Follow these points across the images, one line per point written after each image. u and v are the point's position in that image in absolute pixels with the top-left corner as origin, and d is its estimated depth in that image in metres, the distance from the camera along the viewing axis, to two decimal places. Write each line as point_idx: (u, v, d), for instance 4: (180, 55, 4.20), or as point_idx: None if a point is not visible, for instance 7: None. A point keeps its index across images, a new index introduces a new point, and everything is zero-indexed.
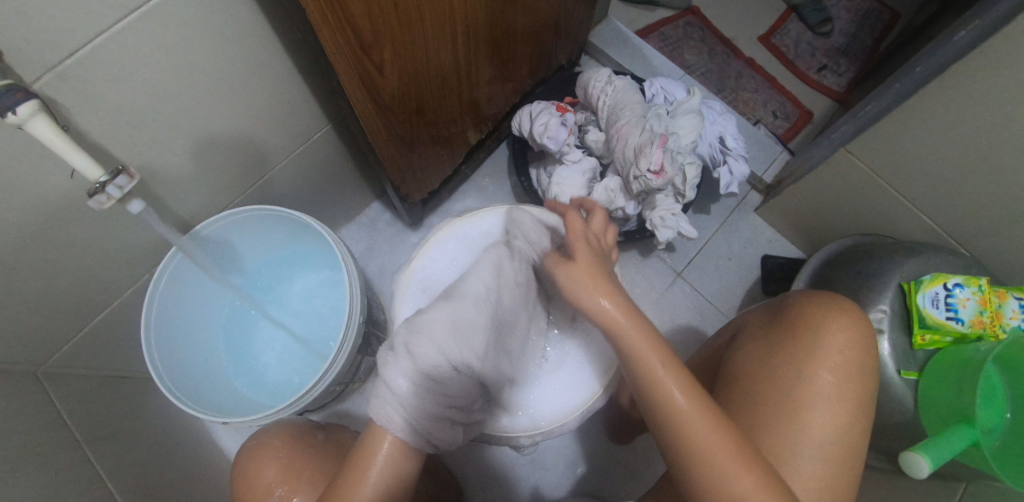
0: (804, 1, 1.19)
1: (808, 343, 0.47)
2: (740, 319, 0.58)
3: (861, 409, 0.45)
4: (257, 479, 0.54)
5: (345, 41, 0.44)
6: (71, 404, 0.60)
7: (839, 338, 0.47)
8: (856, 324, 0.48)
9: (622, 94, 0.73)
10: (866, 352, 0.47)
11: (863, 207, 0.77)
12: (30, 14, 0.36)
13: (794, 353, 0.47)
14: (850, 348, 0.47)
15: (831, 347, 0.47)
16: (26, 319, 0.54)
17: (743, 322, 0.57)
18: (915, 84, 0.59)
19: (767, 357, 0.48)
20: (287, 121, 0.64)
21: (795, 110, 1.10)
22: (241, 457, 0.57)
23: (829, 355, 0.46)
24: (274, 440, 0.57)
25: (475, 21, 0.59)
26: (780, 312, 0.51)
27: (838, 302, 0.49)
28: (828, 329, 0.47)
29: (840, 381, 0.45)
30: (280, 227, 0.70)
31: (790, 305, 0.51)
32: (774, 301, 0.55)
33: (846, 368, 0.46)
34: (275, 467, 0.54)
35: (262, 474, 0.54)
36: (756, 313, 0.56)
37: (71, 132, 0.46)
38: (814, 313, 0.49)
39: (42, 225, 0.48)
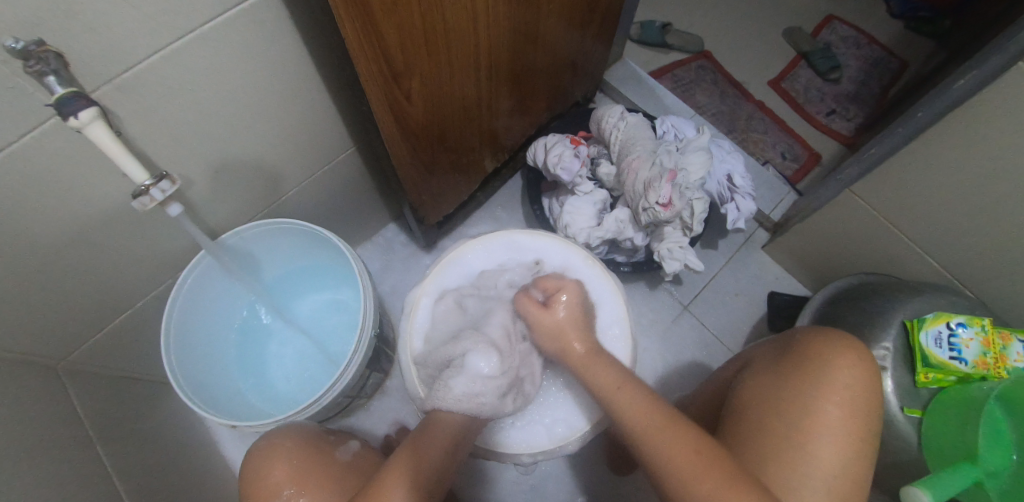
0: (813, 49, 1.23)
1: (816, 375, 0.48)
2: (748, 353, 0.59)
3: (867, 438, 0.45)
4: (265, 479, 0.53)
5: (378, 68, 0.48)
6: (87, 401, 0.62)
7: (846, 373, 0.47)
8: (864, 360, 0.49)
9: (633, 131, 0.76)
10: (874, 389, 0.47)
11: (869, 247, 0.78)
12: (101, 32, 0.40)
13: (803, 384, 0.48)
14: (858, 383, 0.47)
15: (839, 381, 0.47)
16: (56, 313, 0.57)
17: (750, 356, 0.57)
18: (917, 129, 0.61)
19: (780, 388, 0.49)
20: (316, 141, 0.68)
21: (804, 152, 1.12)
22: (250, 460, 0.56)
23: (838, 387, 0.47)
24: (289, 446, 0.56)
25: (497, 57, 0.64)
26: (790, 347, 0.53)
27: (843, 338, 0.51)
28: (836, 363, 0.48)
29: (848, 415, 0.46)
30: (301, 241, 0.73)
31: (798, 342, 0.52)
32: (780, 339, 0.56)
33: (856, 402, 0.46)
34: (289, 472, 0.54)
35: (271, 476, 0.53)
36: (764, 348, 0.56)
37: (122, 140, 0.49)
38: (823, 347, 0.50)
39: (83, 223, 0.51)
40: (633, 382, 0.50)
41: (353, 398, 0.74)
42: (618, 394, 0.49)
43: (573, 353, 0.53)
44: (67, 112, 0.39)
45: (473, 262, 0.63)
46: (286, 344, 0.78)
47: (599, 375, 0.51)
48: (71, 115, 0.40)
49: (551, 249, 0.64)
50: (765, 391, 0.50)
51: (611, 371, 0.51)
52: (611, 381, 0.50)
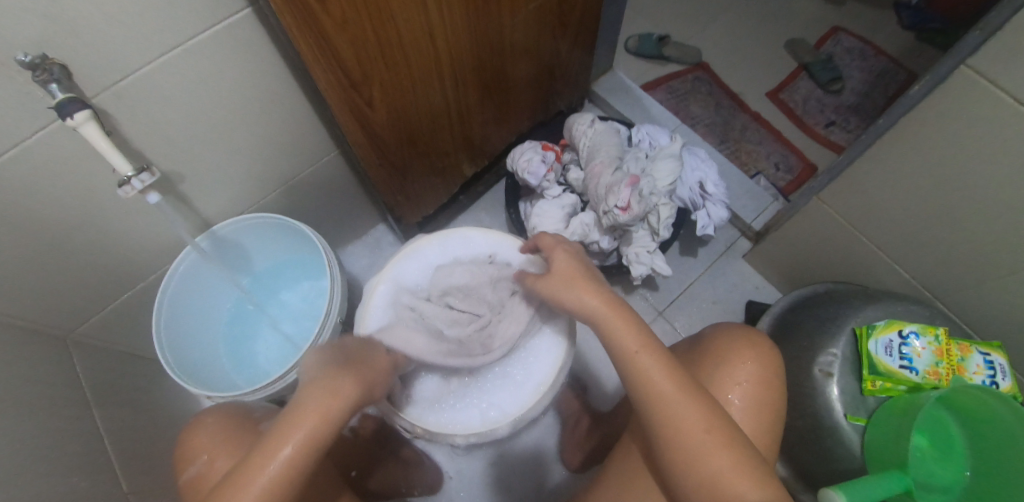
0: (815, 61, 1.22)
1: (713, 372, 0.53)
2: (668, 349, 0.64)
3: (755, 431, 0.51)
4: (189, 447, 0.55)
5: (335, 77, 0.54)
6: (89, 367, 0.71)
7: (746, 369, 0.52)
8: (764, 357, 0.53)
9: (600, 138, 0.79)
10: (767, 386, 0.52)
11: (842, 256, 0.77)
12: (100, 47, 0.47)
13: (697, 381, 0.53)
14: (752, 380, 0.52)
15: (734, 377, 0.52)
16: (64, 288, 0.65)
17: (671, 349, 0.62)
18: (877, 133, 0.62)
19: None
20: (302, 143, 0.74)
21: (798, 163, 1.11)
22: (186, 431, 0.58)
23: (731, 384, 0.52)
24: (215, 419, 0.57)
25: (462, 67, 0.68)
26: (700, 342, 0.57)
27: (745, 336, 0.54)
28: (734, 360, 0.53)
29: (744, 407, 0.51)
30: (286, 235, 0.79)
31: (705, 339, 0.56)
32: (693, 335, 0.60)
33: (748, 398, 0.51)
34: (208, 440, 0.55)
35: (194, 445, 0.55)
36: (682, 343, 0.61)
37: (118, 140, 0.57)
38: (725, 344, 0.54)
39: (83, 209, 0.59)
40: (641, 329, 0.49)
41: None
42: (613, 334, 0.49)
43: (596, 312, 0.50)
44: (65, 113, 0.46)
45: (426, 255, 0.67)
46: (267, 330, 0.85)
47: (620, 334, 0.49)
48: (66, 115, 0.46)
49: (500, 242, 0.67)
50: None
51: (594, 292, 0.51)
52: (613, 322, 0.49)
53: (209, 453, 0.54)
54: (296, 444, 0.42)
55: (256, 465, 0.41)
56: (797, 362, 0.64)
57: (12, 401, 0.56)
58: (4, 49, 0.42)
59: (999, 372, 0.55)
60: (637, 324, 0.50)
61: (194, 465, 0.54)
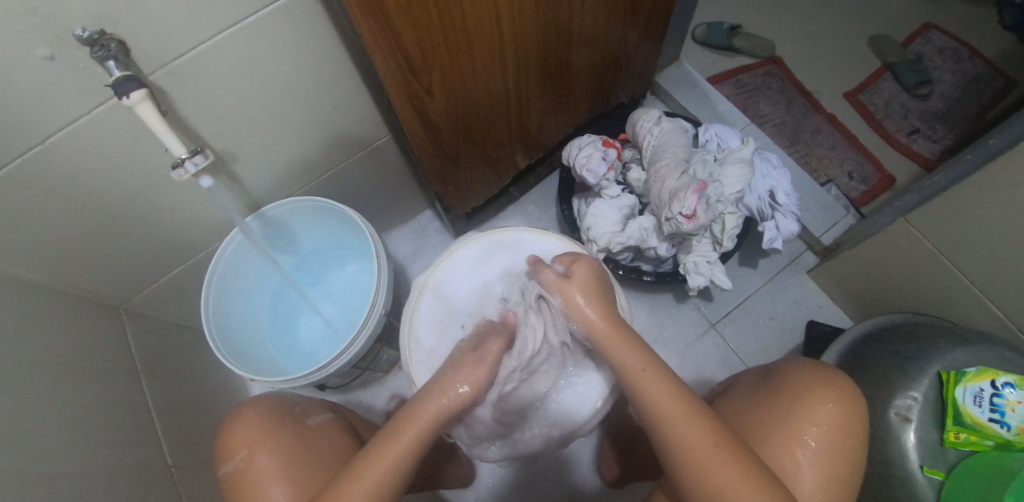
0: (902, 60, 1.11)
1: (785, 411, 0.49)
2: (736, 378, 0.59)
3: (829, 482, 0.46)
4: (228, 437, 0.56)
5: (395, 63, 0.51)
6: (139, 338, 0.72)
7: (824, 412, 0.48)
8: (846, 403, 0.48)
9: (667, 137, 0.74)
10: (848, 434, 0.47)
11: (925, 285, 0.70)
12: (155, 24, 0.46)
13: (768, 420, 0.49)
14: (831, 425, 0.47)
15: (810, 420, 0.48)
16: (118, 260, 0.66)
17: (737, 380, 0.58)
18: (987, 155, 0.55)
19: (745, 411, 0.51)
20: (355, 127, 0.72)
21: (874, 173, 1.02)
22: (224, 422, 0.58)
23: (807, 425, 0.47)
24: (257, 412, 0.57)
25: (525, 55, 0.64)
26: (773, 375, 0.53)
27: (825, 376, 0.50)
28: (811, 401, 0.48)
29: (820, 454, 0.47)
30: (333, 219, 0.78)
31: (779, 373, 0.52)
32: (764, 369, 0.56)
33: (826, 444, 0.47)
34: (246, 436, 0.55)
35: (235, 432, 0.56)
36: (752, 375, 0.57)
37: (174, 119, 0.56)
38: (801, 382, 0.50)
39: (138, 186, 0.59)
40: (646, 353, 0.52)
41: (364, 370, 0.78)
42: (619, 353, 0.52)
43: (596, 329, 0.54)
44: (121, 92, 0.45)
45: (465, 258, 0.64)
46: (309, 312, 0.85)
47: (626, 356, 0.52)
48: (123, 94, 0.45)
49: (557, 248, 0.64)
50: (733, 415, 0.52)
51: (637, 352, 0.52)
52: (616, 336, 0.53)
53: (248, 450, 0.54)
54: (379, 472, 0.47)
55: (352, 479, 0.46)
56: (870, 400, 0.60)
57: (62, 372, 0.57)
58: (63, 24, 0.41)
59: None
60: (643, 349, 0.53)
61: (230, 460, 0.54)
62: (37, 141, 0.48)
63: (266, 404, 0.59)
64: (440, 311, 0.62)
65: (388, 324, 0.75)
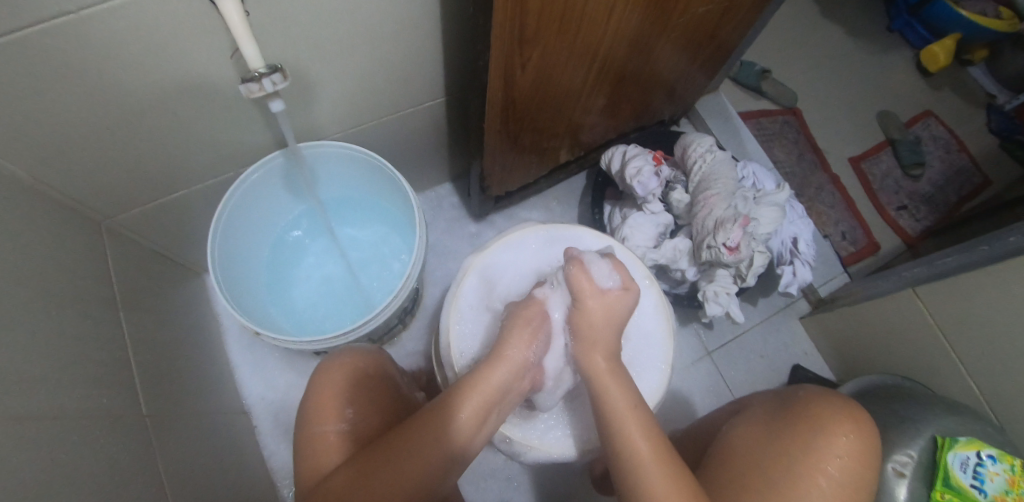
0: (904, 139, 1.20)
1: (809, 439, 0.51)
2: (747, 400, 0.62)
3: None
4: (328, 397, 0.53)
5: (509, 30, 0.47)
6: (119, 262, 0.65)
7: (843, 443, 0.51)
8: (864, 433, 0.52)
9: (718, 166, 0.75)
10: (866, 464, 0.50)
11: (911, 352, 0.76)
12: None
13: (791, 446, 0.52)
14: (853, 456, 0.50)
15: (832, 450, 0.50)
16: (118, 173, 0.58)
17: (750, 400, 0.62)
18: (1009, 250, 0.60)
19: (762, 443, 0.53)
20: (412, 86, 0.67)
21: (864, 238, 1.09)
22: (322, 367, 0.57)
23: (833, 455, 0.50)
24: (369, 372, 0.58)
25: (614, 51, 0.62)
26: (789, 404, 0.56)
27: (846, 407, 0.53)
28: (832, 431, 0.51)
29: (836, 484, 0.49)
30: (365, 174, 0.73)
31: (798, 401, 0.56)
32: (785, 392, 0.59)
33: (845, 474, 0.50)
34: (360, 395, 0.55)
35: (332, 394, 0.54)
36: (764, 400, 0.60)
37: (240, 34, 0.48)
38: (824, 413, 0.53)
39: (170, 95, 0.52)
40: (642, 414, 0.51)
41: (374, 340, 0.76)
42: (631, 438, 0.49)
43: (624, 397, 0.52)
44: None
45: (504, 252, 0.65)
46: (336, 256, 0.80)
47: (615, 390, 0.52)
48: None
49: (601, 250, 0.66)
50: (754, 443, 0.54)
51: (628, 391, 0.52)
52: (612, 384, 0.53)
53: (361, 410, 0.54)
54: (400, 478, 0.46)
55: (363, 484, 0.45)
56: None
57: (41, 288, 0.50)
58: None
59: None
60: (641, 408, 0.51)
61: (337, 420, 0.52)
62: (71, 9, 0.39)
63: (374, 361, 0.60)
64: (483, 297, 0.62)
65: (411, 297, 0.72)
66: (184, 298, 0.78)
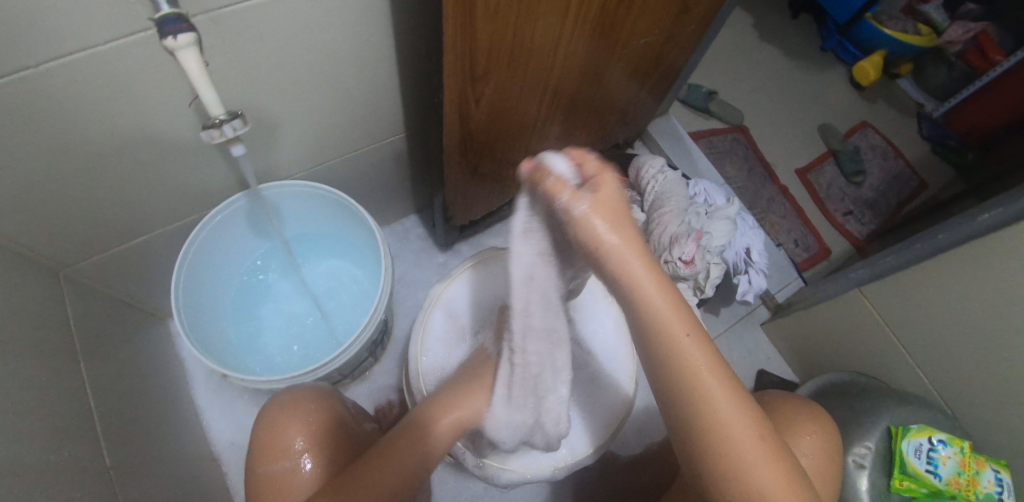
0: (844, 150, 1.28)
1: (778, 439, 0.53)
2: None
3: None
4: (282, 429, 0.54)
5: (460, 69, 0.50)
6: (79, 311, 0.64)
7: (806, 441, 0.53)
8: (825, 432, 0.54)
9: (670, 185, 0.79)
10: (828, 461, 0.53)
11: (863, 349, 0.80)
12: None
13: None
14: (815, 454, 0.53)
15: (799, 448, 0.53)
16: (77, 221, 0.58)
17: None
18: (936, 248, 0.65)
19: None
20: (373, 124, 0.69)
21: (815, 244, 1.15)
22: (266, 409, 0.57)
23: (796, 454, 0.52)
24: (312, 407, 0.56)
25: (564, 83, 0.67)
26: (759, 407, 0.58)
27: (808, 409, 0.56)
28: (799, 431, 0.53)
29: None
30: (330, 210, 0.75)
31: (767, 404, 0.57)
32: (754, 398, 0.61)
33: (810, 472, 0.52)
34: (305, 434, 0.54)
35: (287, 426, 0.55)
36: None
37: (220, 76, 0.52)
38: (788, 414, 0.55)
39: (130, 142, 0.53)
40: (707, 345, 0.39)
41: (345, 376, 0.76)
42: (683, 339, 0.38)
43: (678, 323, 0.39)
44: (168, 31, 0.39)
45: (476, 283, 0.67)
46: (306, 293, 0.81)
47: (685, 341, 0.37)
48: (168, 34, 0.39)
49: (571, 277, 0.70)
50: None
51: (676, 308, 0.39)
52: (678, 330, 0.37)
53: (309, 449, 0.54)
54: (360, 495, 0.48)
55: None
56: None
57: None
58: None
59: (1006, 488, 0.59)
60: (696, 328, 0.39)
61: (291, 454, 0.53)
62: (30, 64, 0.40)
63: (318, 394, 0.59)
64: (449, 329, 0.65)
65: (381, 330, 0.73)
66: (148, 346, 0.77)
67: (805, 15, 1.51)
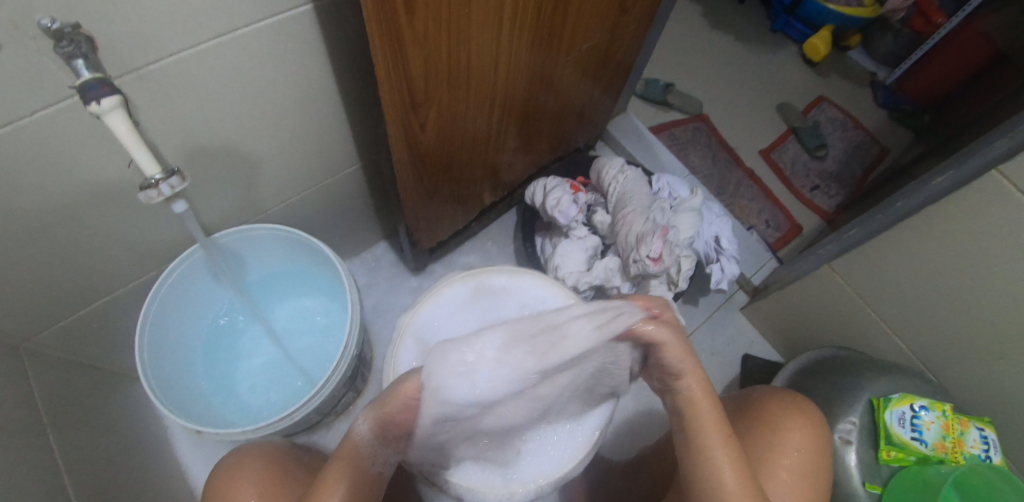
0: (804, 126, 1.30)
1: (767, 436, 0.54)
2: None
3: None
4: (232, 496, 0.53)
5: (400, 97, 0.50)
6: (44, 384, 0.62)
7: (795, 437, 0.53)
8: (812, 428, 0.54)
9: (632, 185, 0.79)
10: (818, 454, 0.53)
11: (841, 322, 0.81)
12: (134, 24, 0.39)
13: (751, 448, 0.54)
14: (806, 448, 0.53)
15: (788, 444, 0.53)
16: (31, 293, 0.57)
17: None
18: (896, 217, 0.65)
19: (728, 449, 0.55)
20: (326, 158, 0.68)
21: (786, 222, 1.17)
22: (212, 480, 0.57)
23: (787, 451, 0.53)
24: (257, 464, 0.55)
25: (511, 95, 0.67)
26: (747, 406, 0.58)
27: (794, 404, 0.56)
28: (786, 427, 0.54)
29: (794, 480, 0.51)
30: (292, 249, 0.74)
31: (754, 403, 0.58)
32: (737, 397, 0.62)
33: (801, 468, 0.52)
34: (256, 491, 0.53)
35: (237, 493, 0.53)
36: (722, 406, 0.62)
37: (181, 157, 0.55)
38: (775, 410, 0.56)
39: (75, 208, 0.52)
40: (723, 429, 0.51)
41: (325, 415, 0.75)
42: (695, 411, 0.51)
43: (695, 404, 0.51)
44: (91, 96, 0.38)
45: (447, 299, 0.67)
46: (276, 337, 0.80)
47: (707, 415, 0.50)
48: (92, 99, 0.38)
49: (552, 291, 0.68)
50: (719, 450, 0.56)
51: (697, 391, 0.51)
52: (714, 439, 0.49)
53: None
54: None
55: None
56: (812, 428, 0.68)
57: None
58: (26, 12, 0.34)
59: (991, 446, 0.60)
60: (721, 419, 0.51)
61: None
62: None
63: (264, 450, 0.58)
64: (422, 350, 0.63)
65: (355, 365, 0.72)
66: (123, 409, 0.75)
67: None
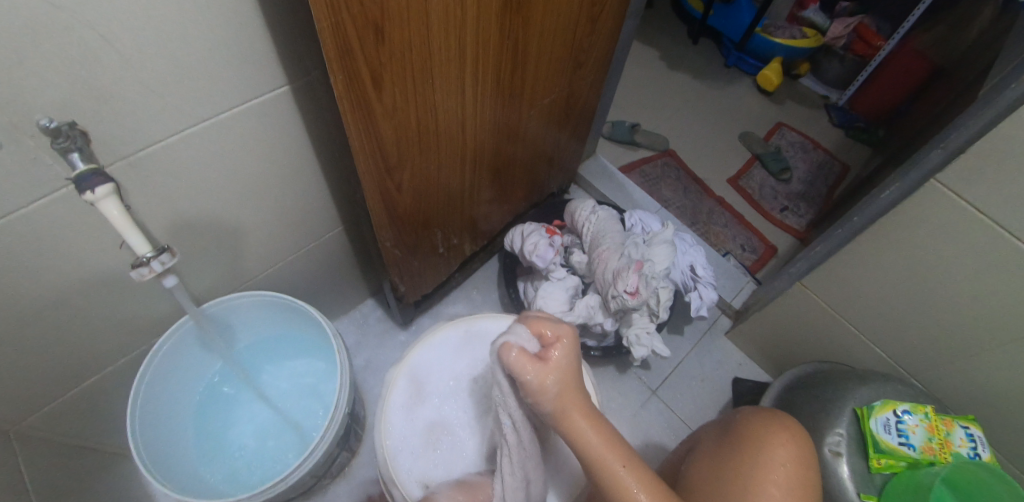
0: (766, 152, 1.37)
1: (755, 454, 0.55)
2: (694, 442, 0.65)
3: None
4: None
5: (374, 163, 0.54)
6: (34, 468, 0.62)
7: (782, 451, 0.54)
8: (794, 443, 0.55)
9: (604, 224, 0.83)
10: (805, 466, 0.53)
11: (821, 337, 0.84)
12: (126, 116, 0.43)
13: (741, 468, 0.54)
14: (793, 461, 0.54)
15: (776, 459, 0.54)
16: (23, 377, 0.57)
17: (699, 437, 0.65)
18: (853, 231, 0.69)
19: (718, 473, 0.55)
20: (309, 224, 0.72)
21: (760, 245, 1.21)
22: None
23: (775, 465, 0.53)
24: None
25: (481, 151, 0.71)
26: (734, 428, 0.60)
27: (775, 421, 0.58)
28: (772, 442, 0.55)
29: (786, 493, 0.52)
30: (280, 313, 0.76)
31: (739, 425, 0.60)
32: (723, 423, 0.63)
33: (791, 479, 0.52)
34: None
35: None
36: (711, 432, 0.63)
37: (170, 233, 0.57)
38: (761, 429, 0.57)
39: (66, 290, 0.54)
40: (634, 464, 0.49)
41: (321, 477, 0.74)
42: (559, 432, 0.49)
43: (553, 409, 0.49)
44: (86, 186, 0.41)
45: (435, 348, 0.69)
46: (269, 404, 0.80)
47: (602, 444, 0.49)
48: (87, 189, 0.41)
49: None
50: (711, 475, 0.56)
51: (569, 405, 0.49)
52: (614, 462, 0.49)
53: None
54: None
55: None
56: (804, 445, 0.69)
57: None
58: (27, 112, 0.38)
59: (978, 443, 0.60)
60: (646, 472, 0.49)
61: None
62: None
63: None
64: (412, 398, 0.65)
65: (348, 424, 0.72)
66: (113, 490, 0.74)
67: (704, 40, 1.65)
